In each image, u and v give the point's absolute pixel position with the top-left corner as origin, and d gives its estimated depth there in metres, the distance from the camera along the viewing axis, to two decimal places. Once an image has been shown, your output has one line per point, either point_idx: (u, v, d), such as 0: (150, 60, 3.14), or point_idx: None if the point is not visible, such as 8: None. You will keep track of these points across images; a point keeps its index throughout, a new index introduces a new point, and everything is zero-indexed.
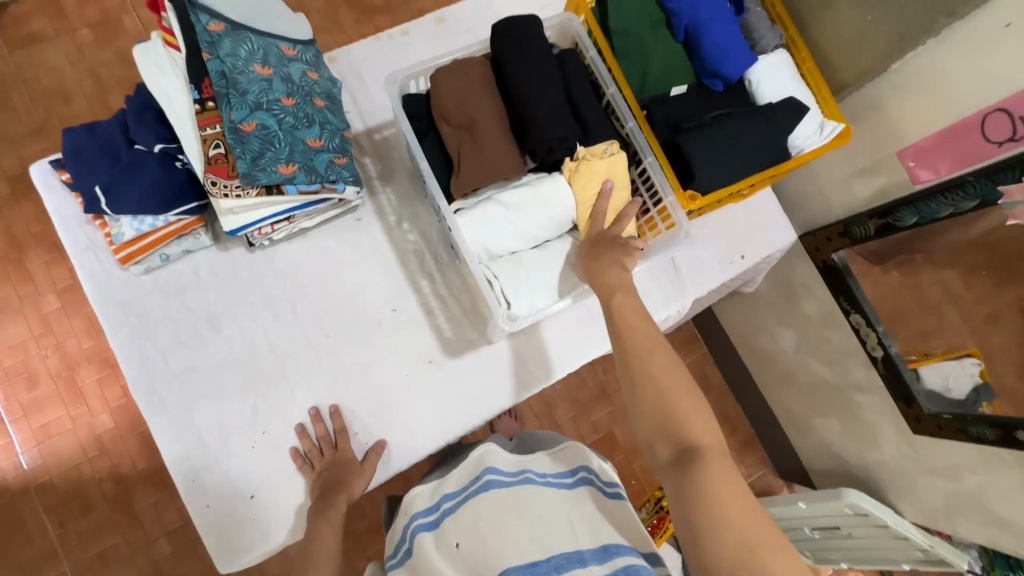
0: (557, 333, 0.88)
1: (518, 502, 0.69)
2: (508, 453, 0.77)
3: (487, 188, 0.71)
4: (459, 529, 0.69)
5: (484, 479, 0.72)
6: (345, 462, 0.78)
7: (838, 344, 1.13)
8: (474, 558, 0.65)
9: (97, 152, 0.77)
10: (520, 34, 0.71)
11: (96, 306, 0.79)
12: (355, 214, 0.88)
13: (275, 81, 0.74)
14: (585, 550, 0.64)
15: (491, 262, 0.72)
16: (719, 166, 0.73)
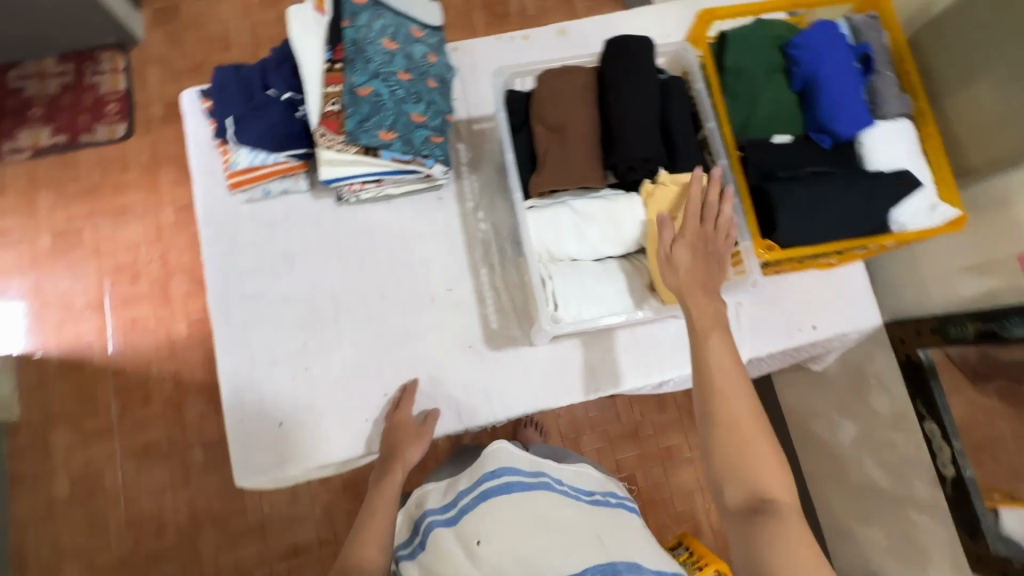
0: (599, 351, 0.87)
1: (536, 505, 0.69)
2: (522, 450, 0.75)
3: (563, 194, 0.73)
4: (481, 527, 0.67)
5: (500, 476, 0.71)
6: (402, 425, 0.80)
7: (903, 451, 1.02)
8: (497, 559, 0.64)
9: (237, 89, 0.87)
10: (631, 53, 0.72)
11: (201, 220, 0.89)
12: (437, 192, 0.93)
13: (397, 56, 0.81)
14: (619, 564, 0.64)
15: (549, 264, 0.73)
16: (809, 224, 0.70)
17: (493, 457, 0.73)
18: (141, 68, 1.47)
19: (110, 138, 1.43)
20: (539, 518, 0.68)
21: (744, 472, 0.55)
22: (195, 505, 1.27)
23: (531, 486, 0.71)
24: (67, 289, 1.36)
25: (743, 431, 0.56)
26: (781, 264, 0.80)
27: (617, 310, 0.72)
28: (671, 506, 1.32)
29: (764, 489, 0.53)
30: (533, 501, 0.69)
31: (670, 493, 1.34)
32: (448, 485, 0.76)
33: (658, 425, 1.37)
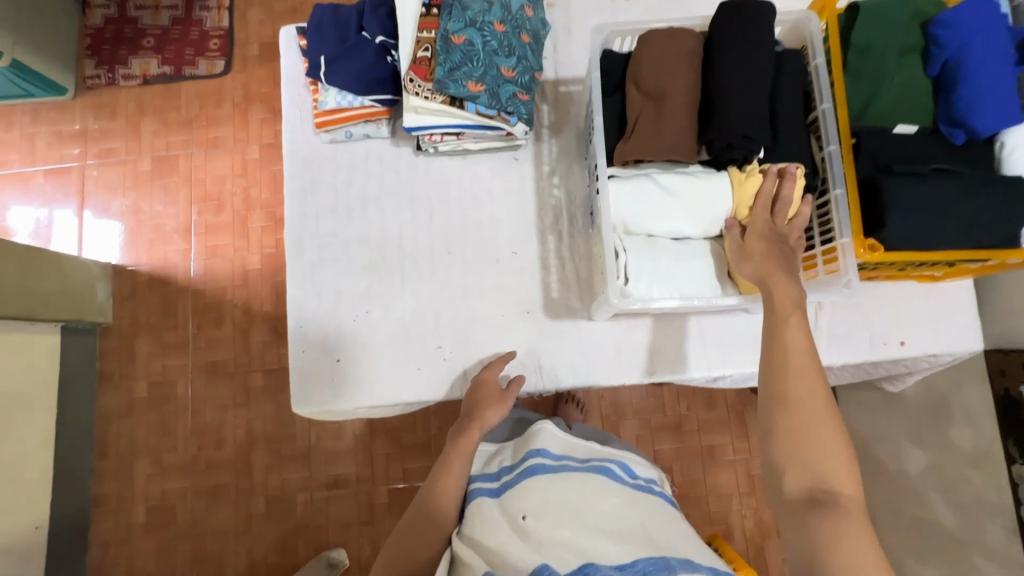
0: (661, 335, 0.84)
1: (580, 487, 0.68)
2: (564, 433, 0.76)
3: (649, 164, 0.69)
4: (526, 500, 0.67)
5: (541, 457, 0.72)
6: (486, 386, 0.79)
7: (979, 491, 0.93)
8: (541, 534, 0.63)
9: (333, 28, 0.88)
10: (746, 18, 0.67)
11: (286, 156, 0.93)
12: (515, 153, 0.91)
13: (495, 6, 0.78)
14: (672, 559, 0.61)
15: (626, 237, 0.69)
16: (923, 228, 0.63)
17: (536, 437, 0.75)
18: (243, 7, 1.53)
19: (209, 73, 1.50)
20: (583, 501, 0.67)
21: (798, 488, 0.52)
22: (251, 425, 1.36)
23: (577, 469, 0.71)
24: (160, 212, 1.46)
25: (813, 427, 0.52)
26: (881, 268, 0.72)
27: (691, 294, 0.68)
28: (706, 505, 1.29)
29: (826, 503, 0.50)
30: (578, 482, 0.69)
31: (707, 493, 1.30)
32: (495, 459, 0.77)
33: (704, 422, 1.33)
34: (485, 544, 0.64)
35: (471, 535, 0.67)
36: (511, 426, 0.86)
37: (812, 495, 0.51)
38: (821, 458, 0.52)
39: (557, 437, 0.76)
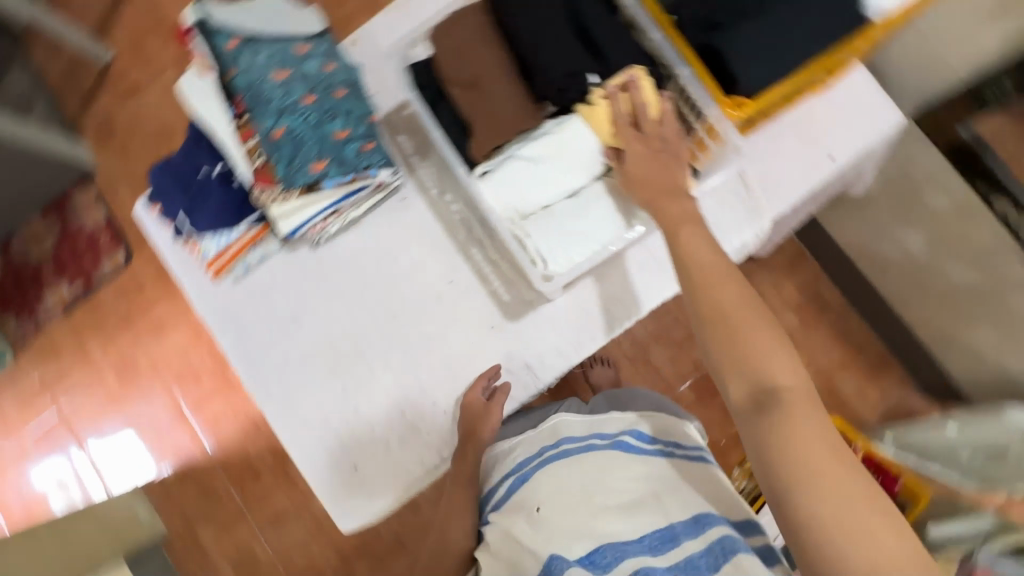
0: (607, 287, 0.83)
1: (594, 466, 0.68)
2: (583, 416, 0.75)
3: (509, 145, 0.67)
4: (538, 493, 0.67)
5: (559, 445, 0.72)
6: (470, 405, 0.80)
7: None
8: (553, 525, 0.64)
9: (173, 183, 0.88)
10: None
11: (205, 316, 0.92)
12: (400, 194, 0.90)
13: (295, 82, 0.77)
14: (676, 526, 0.62)
15: (523, 222, 0.68)
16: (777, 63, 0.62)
17: (555, 429, 0.75)
18: (108, 192, 1.51)
19: (116, 267, 1.49)
20: (596, 479, 0.66)
21: (743, 395, 0.50)
22: (337, 546, 1.37)
23: (589, 451, 0.70)
24: (149, 412, 1.46)
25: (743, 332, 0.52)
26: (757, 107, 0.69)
27: (603, 244, 0.68)
28: None
29: (772, 405, 0.49)
30: (592, 462, 0.68)
31: None
32: (512, 453, 0.77)
33: None
34: (502, 551, 0.67)
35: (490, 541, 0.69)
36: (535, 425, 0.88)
37: (757, 401, 0.50)
38: (759, 362, 0.51)
39: (570, 419, 0.76)
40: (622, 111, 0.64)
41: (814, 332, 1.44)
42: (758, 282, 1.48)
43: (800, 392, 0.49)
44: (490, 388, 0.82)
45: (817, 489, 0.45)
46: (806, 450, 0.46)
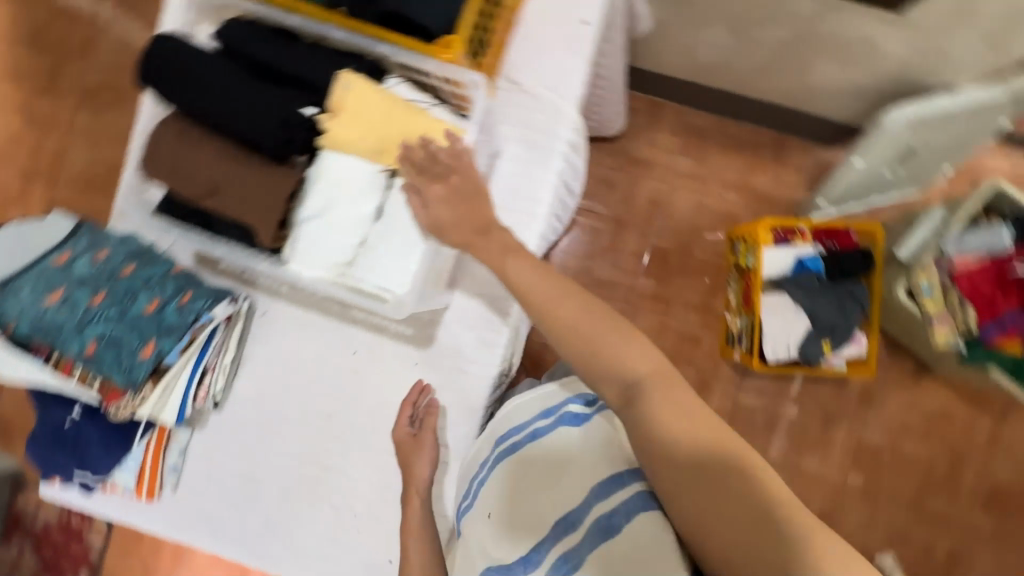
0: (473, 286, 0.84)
1: (543, 453, 0.73)
2: (534, 394, 0.81)
3: (293, 211, 0.68)
4: (488, 498, 0.72)
5: (503, 443, 0.76)
6: (399, 445, 0.81)
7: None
8: (504, 523, 0.69)
9: (51, 449, 0.83)
10: (182, 73, 0.67)
11: (172, 533, 0.88)
12: (259, 310, 0.87)
13: (75, 292, 0.73)
14: (590, 493, 0.66)
15: (343, 272, 0.70)
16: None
17: (508, 421, 0.80)
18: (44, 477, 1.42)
19: (103, 533, 1.42)
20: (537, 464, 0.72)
21: (613, 393, 0.64)
22: None
23: (538, 437, 0.75)
24: None
25: (597, 346, 0.64)
26: (462, 58, 0.71)
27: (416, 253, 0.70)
28: None
29: (637, 396, 0.62)
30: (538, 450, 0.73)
31: None
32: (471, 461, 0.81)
33: None
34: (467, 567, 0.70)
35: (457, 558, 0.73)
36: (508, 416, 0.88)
37: (625, 394, 0.63)
38: (620, 360, 0.63)
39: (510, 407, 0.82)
40: (374, 110, 0.67)
41: (704, 162, 1.54)
42: (635, 153, 1.56)
43: (654, 375, 0.63)
44: (416, 417, 0.83)
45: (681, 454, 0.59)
46: (672, 421, 0.60)
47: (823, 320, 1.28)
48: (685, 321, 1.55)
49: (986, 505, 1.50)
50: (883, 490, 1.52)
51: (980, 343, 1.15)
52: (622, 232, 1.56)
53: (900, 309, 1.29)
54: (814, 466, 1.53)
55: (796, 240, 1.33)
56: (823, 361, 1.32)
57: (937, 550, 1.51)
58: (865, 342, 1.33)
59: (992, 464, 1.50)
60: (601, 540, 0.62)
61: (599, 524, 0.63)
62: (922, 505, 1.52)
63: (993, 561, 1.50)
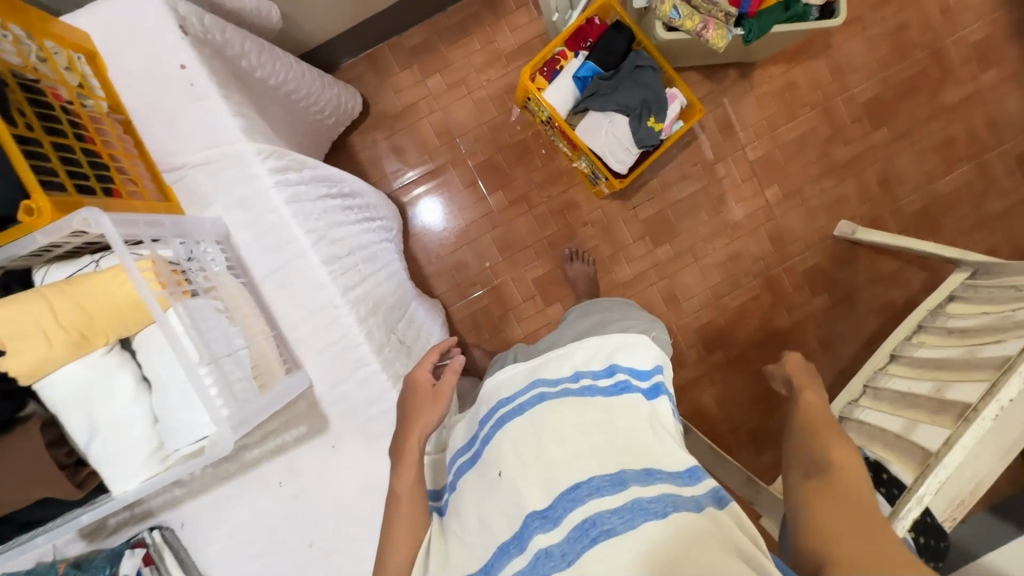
0: (321, 363, 0.81)
1: (556, 413, 0.81)
2: (520, 368, 0.88)
3: (77, 445, 0.61)
4: (501, 457, 0.79)
5: (500, 410, 0.84)
6: (418, 391, 0.82)
7: None
8: (515, 479, 0.75)
9: None
10: None
11: None
12: (175, 524, 0.83)
13: None
14: (625, 472, 0.74)
15: (168, 461, 0.61)
16: None
17: (511, 385, 0.88)
18: None
19: None
20: (551, 429, 0.79)
21: (804, 461, 0.86)
22: None
23: (546, 396, 0.83)
24: None
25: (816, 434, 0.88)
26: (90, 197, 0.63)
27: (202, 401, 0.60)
28: None
29: (817, 471, 0.83)
30: (558, 405, 0.81)
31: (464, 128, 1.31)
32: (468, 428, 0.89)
33: None
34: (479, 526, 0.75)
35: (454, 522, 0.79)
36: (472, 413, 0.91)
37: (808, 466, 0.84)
38: (823, 445, 0.86)
39: (504, 376, 0.89)
40: (30, 315, 0.55)
41: (449, 67, 1.50)
42: (394, 108, 1.50)
43: (846, 469, 0.82)
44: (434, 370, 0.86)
45: (821, 514, 0.76)
46: (836, 498, 0.77)
47: (632, 104, 1.27)
48: (551, 198, 1.54)
49: (874, 120, 1.57)
50: (797, 180, 1.58)
51: (746, 19, 1.18)
52: (444, 177, 1.53)
53: (674, 41, 1.27)
54: (737, 211, 1.58)
55: (562, 65, 1.32)
56: (662, 136, 1.30)
57: (869, 185, 1.59)
58: (680, 93, 1.32)
59: (853, 88, 1.56)
60: (639, 517, 0.69)
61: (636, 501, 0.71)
62: (832, 164, 1.58)
63: (911, 155, 1.59)
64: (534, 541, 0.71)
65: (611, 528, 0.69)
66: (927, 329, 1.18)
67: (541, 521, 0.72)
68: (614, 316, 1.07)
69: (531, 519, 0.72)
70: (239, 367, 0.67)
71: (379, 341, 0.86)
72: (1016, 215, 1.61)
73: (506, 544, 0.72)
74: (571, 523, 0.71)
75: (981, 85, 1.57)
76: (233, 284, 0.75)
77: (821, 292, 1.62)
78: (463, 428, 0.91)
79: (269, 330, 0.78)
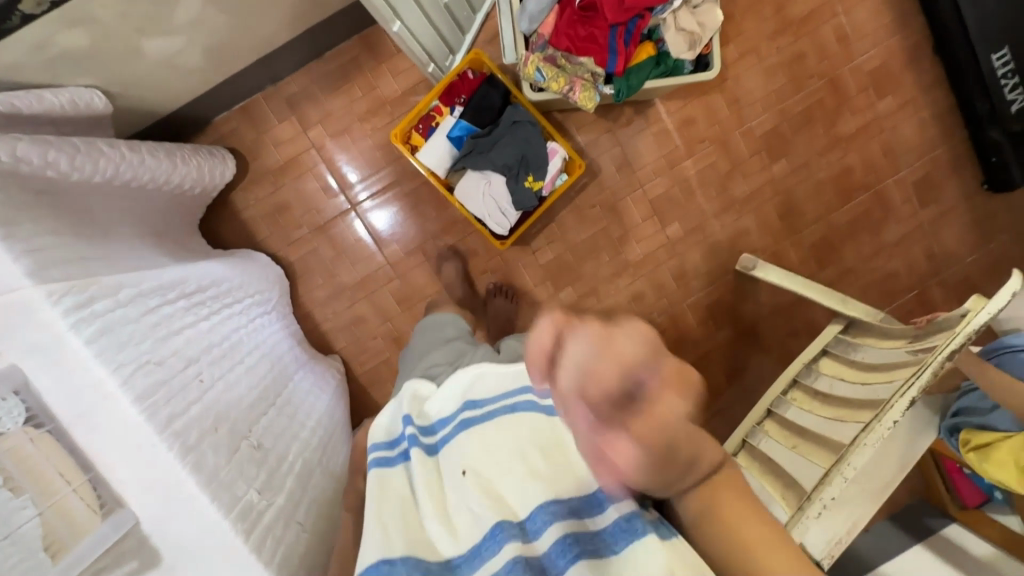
0: (145, 499, 0.78)
1: (524, 425, 0.81)
2: (498, 369, 0.89)
3: None
4: (465, 456, 0.80)
5: (466, 411, 0.85)
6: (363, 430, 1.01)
7: (123, 12, 0.84)
8: (475, 481, 0.77)
9: None
10: None
11: None
12: None
13: None
14: (599, 495, 0.76)
15: None
16: None
17: (479, 389, 0.88)
18: None
19: None
20: (523, 435, 0.80)
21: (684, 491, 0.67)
22: None
23: (513, 407, 0.83)
24: None
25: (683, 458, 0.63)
26: None
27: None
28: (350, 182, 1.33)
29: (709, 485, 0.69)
30: (525, 418, 0.82)
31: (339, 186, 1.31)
32: (435, 411, 0.90)
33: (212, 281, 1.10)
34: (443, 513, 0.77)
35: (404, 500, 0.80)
36: (410, 400, 0.92)
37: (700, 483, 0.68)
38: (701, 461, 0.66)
39: (470, 372, 0.89)
40: None
41: (329, 117, 1.43)
42: (275, 162, 1.44)
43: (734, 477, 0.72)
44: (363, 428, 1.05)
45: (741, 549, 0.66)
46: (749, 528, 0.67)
47: (508, 163, 1.23)
48: (446, 246, 1.51)
49: (773, 153, 1.56)
50: (697, 216, 1.57)
51: (615, 77, 1.13)
52: (334, 231, 1.48)
53: (548, 97, 1.23)
54: (639, 250, 1.57)
55: (437, 121, 1.26)
56: (542, 193, 1.28)
57: (769, 217, 1.59)
58: (560, 147, 1.29)
59: (750, 121, 1.53)
60: (625, 541, 0.70)
61: (613, 526, 0.72)
62: (732, 198, 1.57)
63: (810, 185, 1.58)
64: (504, 548, 0.70)
65: (595, 549, 0.71)
66: (801, 384, 1.20)
67: (521, 530, 0.73)
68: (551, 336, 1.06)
69: (511, 526, 0.73)
70: (16, 551, 0.69)
71: (212, 467, 0.84)
72: (912, 241, 1.63)
73: (478, 547, 0.72)
74: (551, 538, 0.71)
75: (878, 113, 1.57)
76: (41, 438, 0.74)
77: (725, 326, 1.63)
78: (413, 402, 0.92)
79: (81, 477, 0.76)
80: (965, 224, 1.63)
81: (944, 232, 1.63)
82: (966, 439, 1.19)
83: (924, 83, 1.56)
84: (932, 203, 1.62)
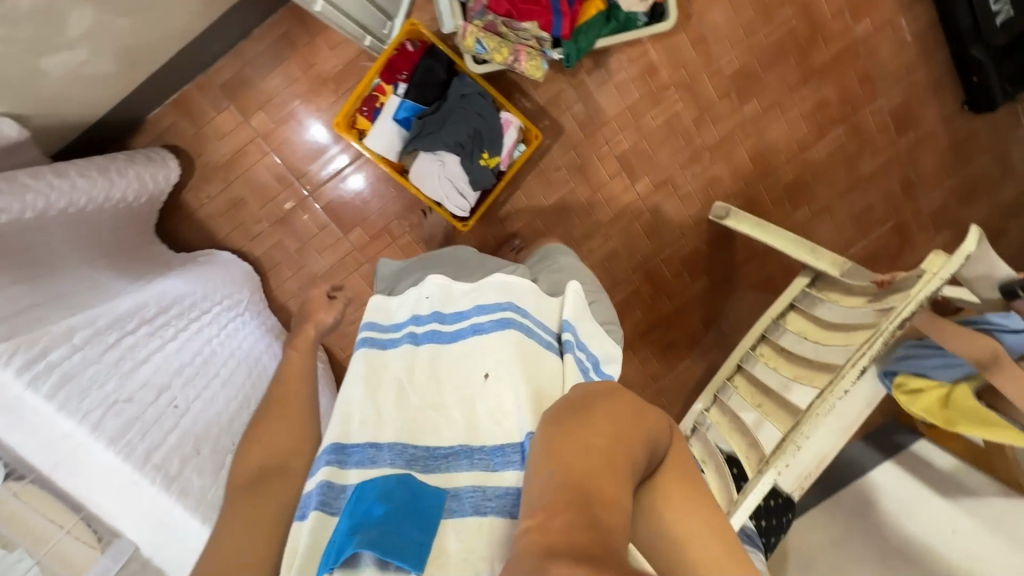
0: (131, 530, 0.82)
1: (541, 355, 0.83)
2: (533, 296, 0.92)
3: None
4: (489, 361, 0.79)
5: (508, 312, 0.84)
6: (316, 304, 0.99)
7: (12, 35, 0.77)
8: (490, 389, 0.78)
9: None
10: None
11: None
12: None
13: None
14: None
15: None
16: None
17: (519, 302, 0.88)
18: None
19: None
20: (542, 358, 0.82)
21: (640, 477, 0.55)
22: None
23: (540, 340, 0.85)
24: None
25: (614, 455, 0.52)
26: None
27: None
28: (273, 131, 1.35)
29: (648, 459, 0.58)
30: (542, 350, 0.84)
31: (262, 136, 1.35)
32: (468, 299, 0.88)
33: (148, 307, 1.02)
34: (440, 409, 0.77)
35: (401, 383, 0.80)
36: (443, 287, 0.90)
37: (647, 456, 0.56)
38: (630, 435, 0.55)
39: (517, 282, 0.89)
40: None
41: (271, 102, 1.35)
42: (221, 157, 1.37)
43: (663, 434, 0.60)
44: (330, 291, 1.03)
45: (671, 510, 0.56)
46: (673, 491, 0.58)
47: (460, 141, 1.16)
48: (412, 226, 1.47)
49: (743, 92, 1.48)
50: (667, 168, 1.52)
51: (563, 41, 1.05)
52: (294, 222, 1.43)
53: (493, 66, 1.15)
54: (610, 209, 1.54)
55: (381, 101, 1.19)
56: (499, 169, 1.23)
57: (741, 162, 1.53)
58: (514, 117, 1.22)
59: (718, 60, 1.45)
60: None
61: None
62: (703, 145, 1.51)
63: (783, 124, 1.52)
64: (501, 474, 0.69)
65: None
66: (769, 339, 1.21)
67: (519, 457, 0.70)
68: (560, 264, 1.09)
69: (511, 451, 0.71)
70: None
71: (199, 490, 0.89)
72: (888, 171, 1.59)
73: (470, 454, 0.72)
74: None
75: (855, 38, 1.47)
76: (23, 490, 0.73)
77: (700, 276, 1.63)
78: (445, 289, 0.90)
79: (73, 517, 0.77)
80: (942, 149, 1.59)
81: (921, 159, 1.59)
82: (902, 382, 1.27)
83: (904, 1, 1.46)
84: (910, 130, 1.56)
